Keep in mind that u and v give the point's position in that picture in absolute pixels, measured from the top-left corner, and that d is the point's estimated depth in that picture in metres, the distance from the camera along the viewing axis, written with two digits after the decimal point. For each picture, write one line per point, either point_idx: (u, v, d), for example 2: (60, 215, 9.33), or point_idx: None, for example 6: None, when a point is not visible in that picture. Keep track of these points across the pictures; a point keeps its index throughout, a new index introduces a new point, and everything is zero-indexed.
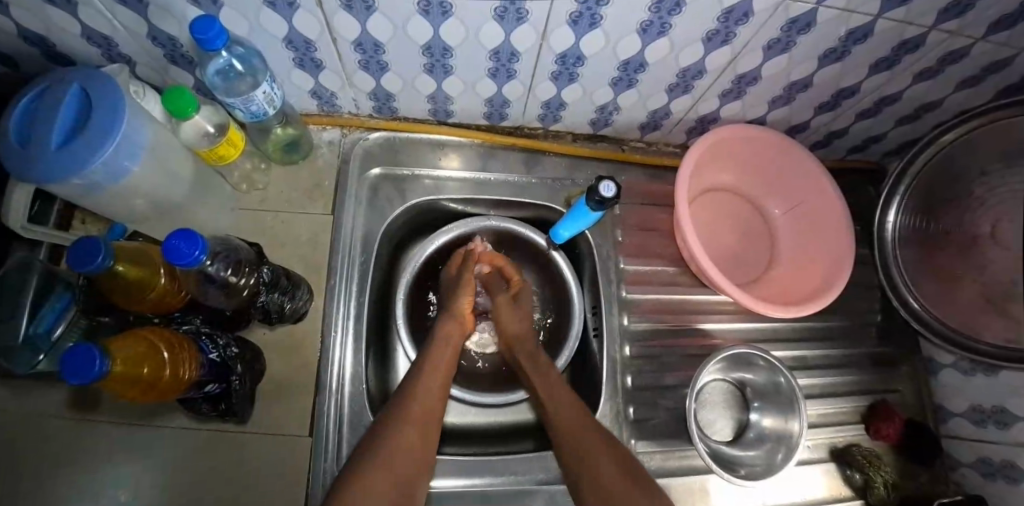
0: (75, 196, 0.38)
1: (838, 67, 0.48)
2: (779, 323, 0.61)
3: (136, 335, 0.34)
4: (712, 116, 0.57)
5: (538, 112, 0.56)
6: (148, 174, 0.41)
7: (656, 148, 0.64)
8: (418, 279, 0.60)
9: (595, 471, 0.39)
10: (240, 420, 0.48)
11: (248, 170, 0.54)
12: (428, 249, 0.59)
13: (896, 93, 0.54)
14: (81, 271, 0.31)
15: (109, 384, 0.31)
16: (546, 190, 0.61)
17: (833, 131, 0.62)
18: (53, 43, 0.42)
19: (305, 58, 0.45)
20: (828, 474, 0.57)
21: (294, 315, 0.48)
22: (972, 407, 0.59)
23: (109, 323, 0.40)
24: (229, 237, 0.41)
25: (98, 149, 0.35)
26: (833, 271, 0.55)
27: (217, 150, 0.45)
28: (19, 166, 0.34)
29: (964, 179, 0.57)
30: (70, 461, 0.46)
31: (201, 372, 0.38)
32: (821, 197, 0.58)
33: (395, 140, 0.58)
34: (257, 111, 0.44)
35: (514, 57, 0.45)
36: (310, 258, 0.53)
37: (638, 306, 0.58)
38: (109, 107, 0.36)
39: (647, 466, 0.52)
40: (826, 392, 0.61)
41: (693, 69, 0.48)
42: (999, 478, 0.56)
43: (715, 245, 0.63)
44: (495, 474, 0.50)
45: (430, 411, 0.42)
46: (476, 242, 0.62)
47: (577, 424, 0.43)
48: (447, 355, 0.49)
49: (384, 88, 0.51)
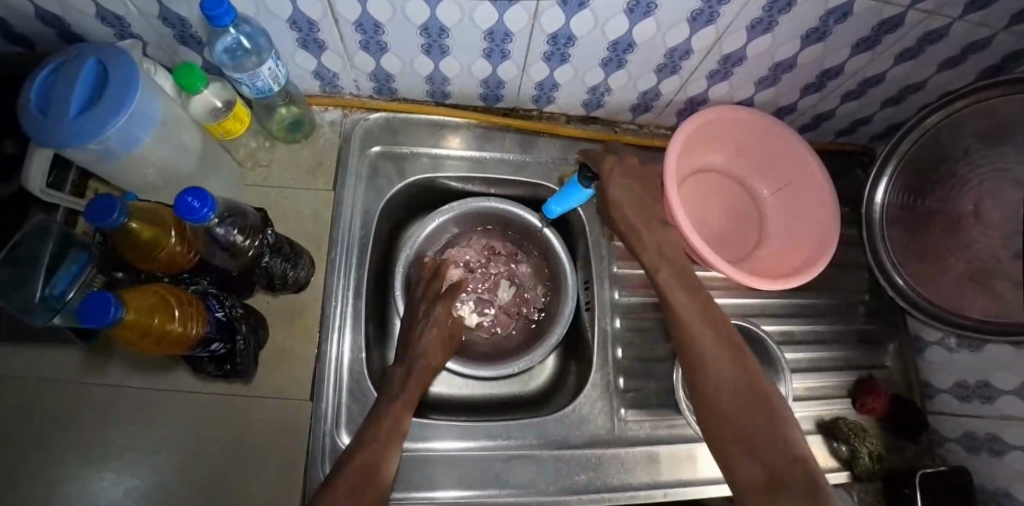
0: (89, 163, 0.40)
1: (821, 47, 0.50)
2: (767, 299, 0.63)
3: (148, 290, 0.36)
4: (701, 97, 0.59)
5: (532, 93, 0.58)
6: (159, 146, 0.43)
7: (647, 130, 0.66)
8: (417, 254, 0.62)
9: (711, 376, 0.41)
10: (245, 381, 0.50)
11: (253, 148, 0.56)
12: (424, 229, 0.61)
13: (878, 74, 0.55)
14: (97, 225, 0.33)
15: (123, 332, 0.33)
16: (540, 170, 0.63)
17: (819, 113, 0.63)
18: (68, 23, 0.44)
19: (309, 39, 0.48)
20: (815, 446, 0.59)
21: (297, 283, 0.50)
22: (958, 383, 0.60)
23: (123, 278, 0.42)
24: (238, 202, 0.42)
25: (113, 115, 0.37)
26: (818, 246, 0.57)
27: (224, 124, 0.47)
28: (39, 133, 0.37)
29: (950, 160, 0.58)
30: (84, 420, 0.48)
31: (208, 329, 0.40)
32: (805, 177, 0.60)
33: (395, 121, 0.60)
34: (264, 87, 0.46)
35: (508, 38, 0.47)
36: (311, 232, 0.55)
37: (628, 281, 0.59)
38: (124, 81, 0.38)
39: (637, 434, 0.54)
40: (812, 367, 0.62)
41: (680, 50, 0.50)
42: (983, 451, 0.57)
43: (704, 224, 0.65)
44: (490, 439, 0.52)
45: (380, 456, 0.43)
46: (472, 220, 0.65)
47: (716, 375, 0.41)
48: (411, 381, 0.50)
49: (384, 69, 0.53)
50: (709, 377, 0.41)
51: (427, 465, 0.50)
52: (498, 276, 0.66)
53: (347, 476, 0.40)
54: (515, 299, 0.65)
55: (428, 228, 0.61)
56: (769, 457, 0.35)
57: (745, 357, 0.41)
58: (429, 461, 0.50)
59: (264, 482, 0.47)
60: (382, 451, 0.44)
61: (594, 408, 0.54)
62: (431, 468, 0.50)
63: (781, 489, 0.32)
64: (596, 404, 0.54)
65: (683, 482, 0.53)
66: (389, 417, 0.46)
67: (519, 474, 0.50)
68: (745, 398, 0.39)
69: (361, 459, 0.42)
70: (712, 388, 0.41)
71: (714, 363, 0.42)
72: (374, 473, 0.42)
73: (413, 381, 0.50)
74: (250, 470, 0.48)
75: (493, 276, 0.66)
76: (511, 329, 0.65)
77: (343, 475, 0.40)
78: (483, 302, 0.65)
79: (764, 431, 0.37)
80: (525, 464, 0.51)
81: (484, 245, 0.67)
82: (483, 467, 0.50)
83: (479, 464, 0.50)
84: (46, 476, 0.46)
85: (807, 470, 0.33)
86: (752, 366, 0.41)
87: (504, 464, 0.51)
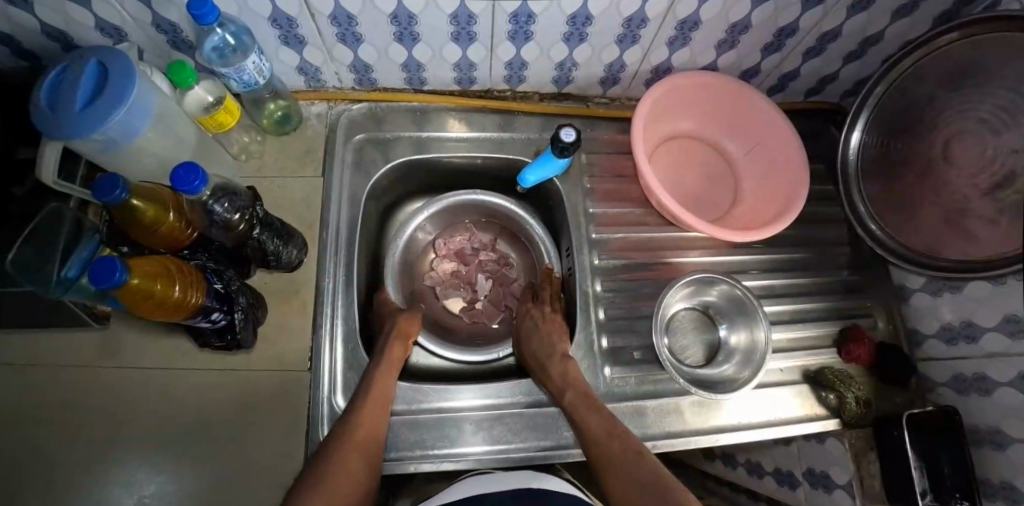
0: (94, 152, 0.45)
1: (772, 5, 0.52)
2: (747, 256, 0.65)
3: (155, 260, 0.40)
4: (665, 65, 0.61)
5: (504, 74, 0.61)
6: (156, 138, 0.48)
7: (619, 103, 0.69)
8: (412, 247, 0.67)
9: (587, 423, 0.47)
10: (247, 353, 0.53)
11: (245, 141, 0.61)
12: (416, 221, 0.65)
13: (834, 29, 0.57)
14: (102, 201, 0.36)
15: (129, 295, 0.36)
16: (517, 147, 0.66)
17: (785, 73, 0.65)
18: (71, 35, 0.49)
19: (290, 35, 0.52)
20: (802, 395, 0.60)
21: (290, 262, 0.54)
22: (943, 326, 0.60)
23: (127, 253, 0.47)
24: (230, 182, 0.47)
25: (113, 108, 0.41)
26: (789, 198, 0.59)
27: (216, 117, 0.52)
28: (50, 127, 0.41)
29: (916, 109, 0.58)
30: (99, 397, 0.52)
31: (208, 300, 0.44)
32: (772, 133, 0.62)
33: (377, 110, 0.64)
34: (250, 81, 0.50)
35: (472, 20, 0.50)
36: (303, 216, 0.59)
37: (607, 245, 0.62)
38: (123, 75, 0.42)
39: (622, 390, 0.56)
40: (796, 318, 0.63)
41: (636, 19, 0.52)
42: (972, 392, 0.56)
43: (681, 188, 0.67)
44: (477, 400, 0.54)
45: (373, 411, 0.46)
46: (462, 214, 0.69)
47: (591, 422, 0.47)
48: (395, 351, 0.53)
49: (362, 60, 0.57)
50: (583, 419, 0.47)
51: (418, 428, 0.52)
52: (487, 265, 0.72)
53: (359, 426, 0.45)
54: (501, 289, 0.70)
55: (419, 222, 0.66)
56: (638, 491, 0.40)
57: (595, 402, 0.48)
58: (421, 423, 0.52)
59: (266, 447, 0.50)
60: (373, 408, 0.47)
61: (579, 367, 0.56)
62: (422, 429, 0.52)
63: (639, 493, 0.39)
64: (580, 363, 0.57)
65: (671, 435, 0.54)
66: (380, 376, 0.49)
67: (508, 432, 0.53)
68: (614, 440, 0.44)
69: (367, 418, 0.46)
70: (593, 434, 0.46)
71: (586, 414, 0.47)
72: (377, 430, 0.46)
73: (397, 345, 0.53)
74: (253, 441, 0.50)
75: (485, 264, 0.72)
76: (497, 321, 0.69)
77: (354, 431, 0.44)
78: (472, 291, 0.71)
79: (627, 467, 0.42)
80: (513, 421, 0.53)
81: (484, 239, 0.73)
82: (472, 426, 0.53)
83: (468, 423, 0.53)
84: (65, 450, 0.50)
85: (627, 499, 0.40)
86: (601, 410, 0.48)
87: (493, 423, 0.53)
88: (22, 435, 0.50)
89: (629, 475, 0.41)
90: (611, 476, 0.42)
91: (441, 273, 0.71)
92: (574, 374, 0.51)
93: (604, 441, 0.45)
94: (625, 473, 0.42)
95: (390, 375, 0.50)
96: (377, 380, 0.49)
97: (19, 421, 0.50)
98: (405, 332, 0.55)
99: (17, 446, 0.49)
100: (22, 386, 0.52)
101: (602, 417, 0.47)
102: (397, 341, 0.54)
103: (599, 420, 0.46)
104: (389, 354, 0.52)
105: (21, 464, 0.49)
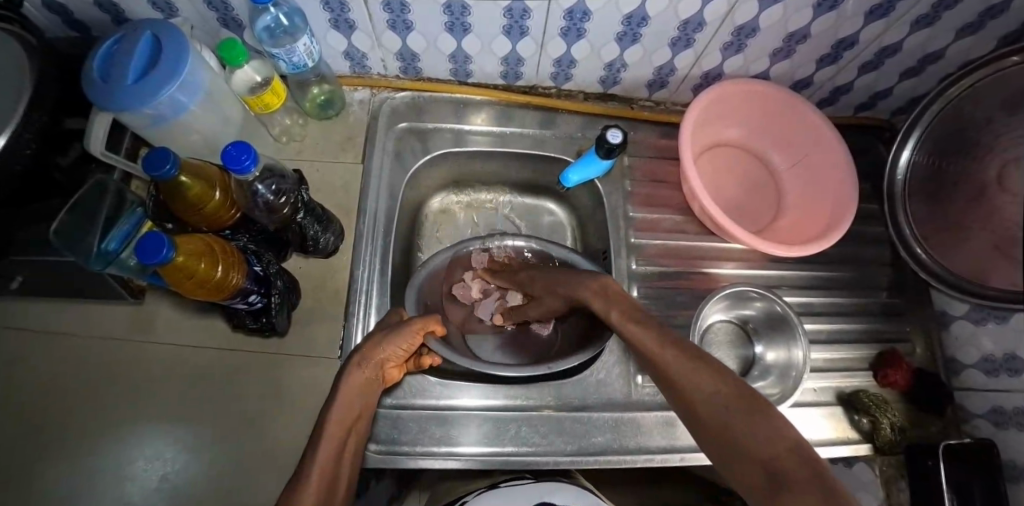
0: (143, 124, 0.45)
1: (834, 15, 0.50)
2: (787, 271, 0.64)
3: (202, 239, 0.39)
4: (716, 71, 0.60)
5: (551, 71, 0.60)
6: (202, 114, 0.47)
7: (664, 107, 0.67)
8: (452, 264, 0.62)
9: (639, 340, 0.42)
10: (280, 337, 0.53)
11: (287, 124, 0.60)
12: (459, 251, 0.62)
13: (894, 44, 0.55)
14: (152, 175, 0.36)
15: (173, 272, 0.36)
16: (558, 146, 0.65)
17: (837, 86, 0.64)
18: (122, 8, 0.48)
19: (340, 19, 0.51)
20: (834, 417, 0.58)
21: (327, 247, 0.54)
22: (983, 357, 0.59)
23: (172, 229, 0.48)
24: (277, 164, 0.47)
25: (166, 83, 0.41)
26: (838, 212, 0.57)
27: (263, 98, 0.51)
28: (100, 97, 0.41)
29: (971, 129, 0.55)
30: (127, 370, 0.52)
31: (247, 282, 0.43)
32: (819, 147, 0.61)
33: (420, 99, 0.64)
34: (299, 63, 0.49)
35: (526, 14, 0.49)
36: (342, 203, 0.59)
37: (645, 250, 0.61)
38: (177, 49, 0.42)
39: (653, 399, 0.55)
40: (832, 339, 0.62)
41: (693, 22, 0.51)
42: (1011, 426, 0.55)
43: (723, 199, 0.66)
44: (508, 399, 0.54)
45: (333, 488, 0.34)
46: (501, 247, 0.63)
47: (646, 338, 0.41)
48: (354, 404, 0.41)
49: (409, 49, 0.56)
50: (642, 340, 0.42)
51: (447, 425, 0.51)
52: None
53: (315, 471, 0.34)
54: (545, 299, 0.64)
55: (440, 262, 0.60)
56: (722, 395, 0.35)
57: (649, 319, 0.43)
58: (451, 420, 0.52)
59: (292, 433, 0.50)
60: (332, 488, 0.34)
61: (612, 372, 0.56)
62: (453, 425, 0.51)
63: (729, 407, 0.34)
64: (614, 368, 0.57)
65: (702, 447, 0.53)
66: (339, 410, 0.39)
67: (536, 431, 0.52)
68: (676, 354, 0.39)
69: (323, 465, 0.35)
70: (650, 352, 0.41)
71: (637, 332, 0.42)
72: (337, 476, 0.36)
73: (365, 369, 0.43)
74: (279, 424, 0.50)
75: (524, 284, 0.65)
76: (546, 331, 0.64)
77: (306, 480, 0.33)
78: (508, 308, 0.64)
79: (700, 376, 0.37)
80: (541, 420, 0.53)
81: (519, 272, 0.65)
82: (499, 424, 0.52)
83: (496, 421, 0.52)
84: (89, 425, 0.49)
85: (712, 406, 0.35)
86: (663, 328, 0.42)
87: (517, 423, 0.52)
88: (51, 405, 0.50)
89: (704, 383, 0.36)
90: (685, 379, 0.37)
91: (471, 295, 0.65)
92: (631, 309, 0.44)
93: (672, 360, 0.39)
94: (703, 379, 0.36)
95: (351, 412, 0.40)
96: (337, 415, 0.39)
97: (49, 391, 0.50)
98: (380, 353, 0.44)
99: (47, 414, 0.49)
100: (52, 356, 0.52)
101: (658, 332, 0.41)
102: (365, 367, 0.43)
103: (660, 338, 0.41)
104: (350, 382, 0.41)
105: (47, 435, 0.49)
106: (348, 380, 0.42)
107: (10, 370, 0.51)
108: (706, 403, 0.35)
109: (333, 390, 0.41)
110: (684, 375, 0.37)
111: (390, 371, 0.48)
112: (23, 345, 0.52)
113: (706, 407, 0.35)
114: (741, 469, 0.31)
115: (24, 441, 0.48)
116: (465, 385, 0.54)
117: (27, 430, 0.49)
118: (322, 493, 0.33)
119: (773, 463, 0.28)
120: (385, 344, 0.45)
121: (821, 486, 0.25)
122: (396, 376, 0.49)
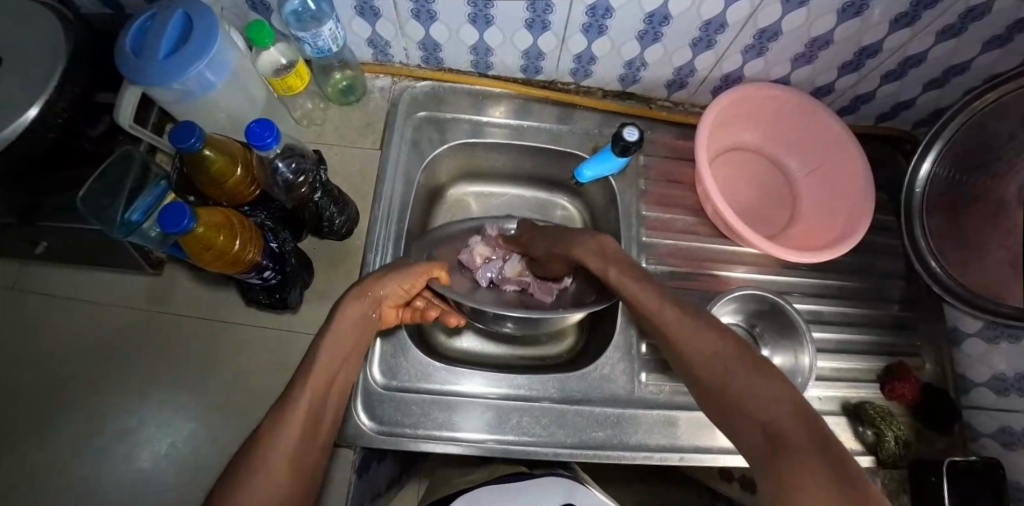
0: (171, 99, 0.46)
1: (858, 23, 0.50)
2: (798, 278, 0.64)
3: (218, 211, 0.40)
4: (736, 73, 0.60)
5: (571, 67, 0.61)
6: (227, 93, 0.49)
7: (682, 108, 0.67)
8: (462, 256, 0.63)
9: (640, 301, 0.43)
10: (292, 313, 0.54)
11: (309, 108, 0.62)
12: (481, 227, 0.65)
13: (918, 54, 0.54)
14: (176, 147, 0.37)
15: (192, 242, 0.37)
16: (574, 141, 0.65)
17: (858, 95, 0.63)
18: None
19: (366, 7, 0.52)
20: (838, 427, 0.58)
21: (341, 229, 0.55)
22: (995, 375, 0.58)
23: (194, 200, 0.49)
24: (297, 143, 0.48)
25: (195, 60, 0.42)
26: (852, 222, 0.57)
27: (287, 80, 0.52)
28: (132, 73, 0.42)
29: (994, 146, 0.54)
30: (142, 339, 0.53)
31: (262, 257, 0.44)
32: (837, 155, 0.61)
33: (441, 90, 0.64)
34: (324, 47, 0.50)
35: (549, 8, 0.49)
36: (358, 186, 0.59)
37: (656, 250, 0.61)
38: (207, 27, 0.43)
39: (657, 397, 0.55)
40: (841, 349, 0.61)
41: (715, 23, 0.51)
42: (1020, 447, 0.54)
43: (736, 203, 0.66)
44: (514, 387, 0.54)
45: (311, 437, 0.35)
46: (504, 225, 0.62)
47: (652, 303, 0.42)
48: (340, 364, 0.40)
49: (432, 38, 0.57)
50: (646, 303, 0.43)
51: (448, 411, 0.52)
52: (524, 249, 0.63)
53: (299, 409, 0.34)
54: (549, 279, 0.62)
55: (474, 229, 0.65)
56: (726, 361, 0.36)
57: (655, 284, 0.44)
58: (453, 407, 0.52)
59: None
60: (311, 441, 0.35)
61: (616, 368, 0.56)
62: (454, 413, 0.52)
63: (734, 372, 0.35)
64: (617, 365, 0.57)
65: (701, 449, 0.53)
66: (329, 351, 0.39)
67: (536, 425, 0.52)
68: (686, 318, 0.40)
69: (304, 411, 0.35)
70: (658, 313, 0.42)
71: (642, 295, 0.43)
72: (320, 422, 0.36)
73: (364, 304, 0.43)
74: None
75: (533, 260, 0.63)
76: (550, 297, 0.62)
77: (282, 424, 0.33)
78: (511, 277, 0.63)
79: (706, 342, 0.38)
80: (543, 412, 0.53)
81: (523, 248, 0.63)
82: (500, 413, 0.52)
83: (498, 410, 0.53)
84: (102, 389, 0.51)
85: (718, 369, 0.36)
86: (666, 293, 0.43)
87: (518, 415, 0.53)
88: (67, 370, 0.51)
89: (710, 348, 0.38)
90: (692, 345, 0.39)
91: (476, 264, 0.63)
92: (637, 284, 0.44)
93: (679, 323, 0.40)
94: (712, 343, 0.38)
95: (342, 352, 0.40)
96: (325, 360, 0.39)
97: (67, 355, 0.52)
98: (380, 289, 0.44)
99: (62, 378, 0.51)
100: (71, 321, 0.53)
101: (665, 300, 0.42)
102: (362, 299, 0.43)
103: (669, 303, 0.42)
104: (344, 320, 0.41)
105: (62, 397, 0.50)
106: (342, 316, 0.41)
107: (32, 332, 0.53)
108: (712, 367, 0.37)
109: (329, 321, 0.41)
110: (690, 340, 0.39)
111: (387, 312, 0.48)
112: (44, 310, 0.54)
113: (710, 369, 0.36)
114: (736, 425, 0.33)
115: (39, 402, 0.50)
116: (470, 372, 0.54)
117: (44, 392, 0.50)
118: (303, 436, 0.34)
119: (769, 420, 0.31)
120: (386, 281, 0.44)
121: (835, 466, 0.25)
122: (391, 318, 0.49)
